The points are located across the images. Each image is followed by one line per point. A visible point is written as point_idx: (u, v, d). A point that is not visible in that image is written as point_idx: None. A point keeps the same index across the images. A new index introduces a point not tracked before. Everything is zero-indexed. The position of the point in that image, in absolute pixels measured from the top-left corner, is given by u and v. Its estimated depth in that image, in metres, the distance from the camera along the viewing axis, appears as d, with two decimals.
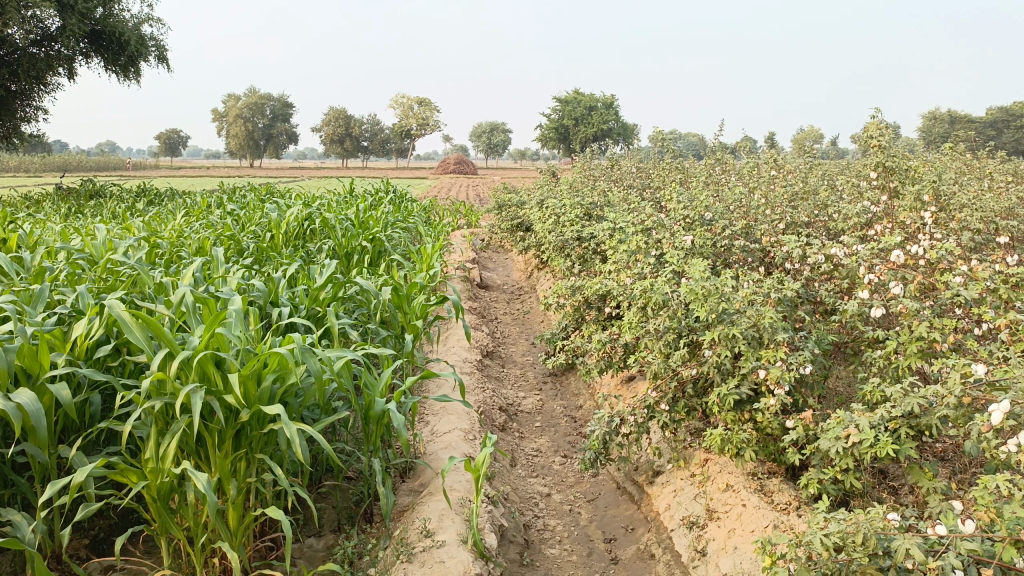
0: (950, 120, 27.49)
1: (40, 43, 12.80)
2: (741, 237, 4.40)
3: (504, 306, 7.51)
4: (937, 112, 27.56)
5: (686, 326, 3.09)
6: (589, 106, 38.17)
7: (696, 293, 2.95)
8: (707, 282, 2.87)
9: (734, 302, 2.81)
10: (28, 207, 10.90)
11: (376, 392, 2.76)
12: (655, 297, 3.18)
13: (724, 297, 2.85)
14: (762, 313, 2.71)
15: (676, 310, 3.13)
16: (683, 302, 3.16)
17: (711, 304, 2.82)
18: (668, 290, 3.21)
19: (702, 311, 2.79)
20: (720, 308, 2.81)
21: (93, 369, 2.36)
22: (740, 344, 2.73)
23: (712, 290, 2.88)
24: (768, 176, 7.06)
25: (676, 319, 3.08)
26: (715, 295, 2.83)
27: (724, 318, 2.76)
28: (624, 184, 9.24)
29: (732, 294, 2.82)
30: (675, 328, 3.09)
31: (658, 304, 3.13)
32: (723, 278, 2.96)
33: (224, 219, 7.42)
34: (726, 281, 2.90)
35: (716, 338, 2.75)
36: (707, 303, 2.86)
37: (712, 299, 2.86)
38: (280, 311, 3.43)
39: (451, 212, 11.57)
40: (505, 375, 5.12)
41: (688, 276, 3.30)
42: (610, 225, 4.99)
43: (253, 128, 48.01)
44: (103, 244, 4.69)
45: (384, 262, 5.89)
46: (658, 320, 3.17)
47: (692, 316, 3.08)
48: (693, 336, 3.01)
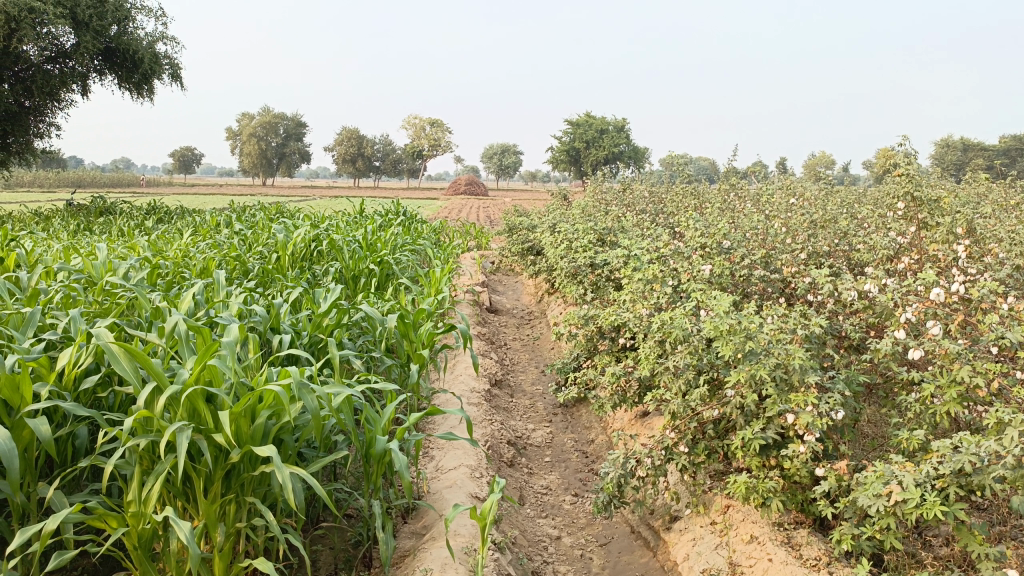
0: (962, 148, 27.38)
1: (55, 59, 12.81)
2: (760, 267, 4.24)
3: (513, 331, 7.36)
4: (951, 139, 27.39)
5: (707, 363, 2.93)
6: (601, 129, 38.27)
7: (720, 330, 2.79)
8: (731, 319, 2.71)
9: (760, 341, 2.65)
10: (35, 223, 10.85)
11: (379, 428, 2.59)
12: (675, 332, 3.02)
13: (749, 334, 2.68)
14: (791, 353, 2.55)
15: (697, 346, 2.96)
16: (705, 338, 3.00)
17: (736, 342, 2.66)
18: (689, 325, 3.05)
19: (726, 351, 2.63)
20: (745, 347, 2.65)
21: (76, 404, 2.21)
22: (766, 386, 2.57)
23: (736, 327, 2.72)
24: (785, 203, 6.91)
25: (696, 355, 2.91)
26: (740, 333, 2.67)
27: (750, 359, 2.61)
28: (636, 208, 9.09)
29: (758, 333, 2.66)
30: (695, 366, 2.93)
31: (678, 339, 2.97)
32: (747, 314, 2.80)
33: (230, 239, 7.31)
34: (752, 318, 2.73)
35: (741, 379, 2.59)
36: (732, 341, 2.69)
37: (737, 337, 2.69)
38: (281, 340, 3.28)
39: (460, 233, 11.45)
40: (513, 405, 4.95)
41: (710, 311, 3.14)
42: (625, 252, 4.84)
43: (266, 147, 48.32)
44: (103, 264, 4.57)
45: (392, 286, 5.75)
46: (677, 357, 3.01)
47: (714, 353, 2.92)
48: (716, 375, 2.84)
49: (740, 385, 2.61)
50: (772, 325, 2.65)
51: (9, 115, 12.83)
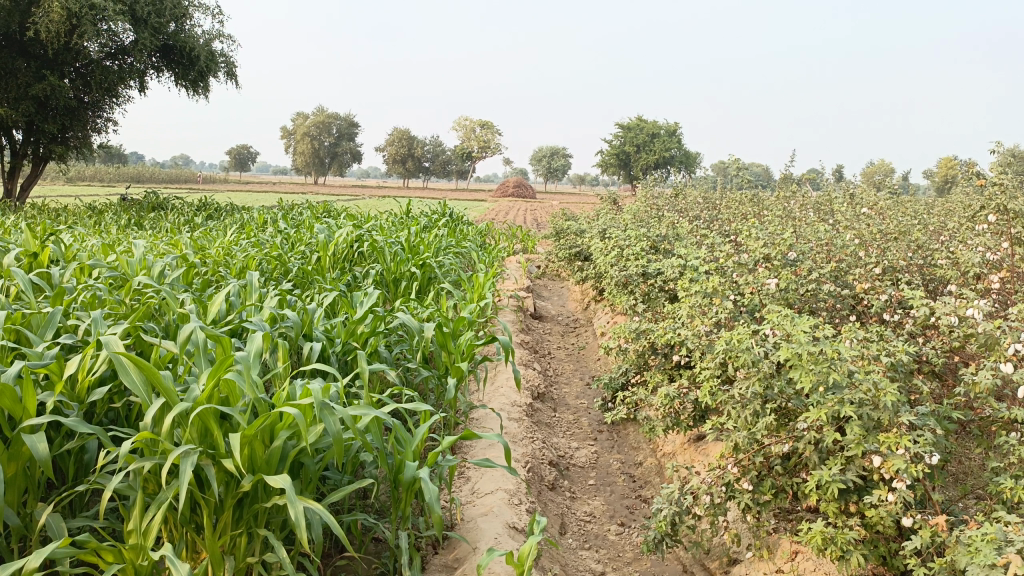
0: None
1: (115, 56, 12.97)
2: (829, 282, 3.90)
3: (558, 340, 7.08)
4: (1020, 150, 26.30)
5: (778, 392, 2.61)
6: (652, 133, 37.78)
7: (794, 356, 2.47)
8: (809, 345, 2.37)
9: (844, 372, 2.30)
10: (89, 217, 10.96)
11: (410, 451, 2.36)
12: (741, 355, 2.71)
13: (833, 364, 2.34)
14: (881, 387, 2.22)
15: (765, 372, 2.64)
16: (775, 364, 2.68)
17: (817, 373, 2.31)
18: (757, 347, 2.74)
19: (805, 383, 2.29)
20: (826, 378, 2.32)
21: (79, 419, 2.02)
22: (850, 422, 2.24)
23: (814, 354, 2.39)
24: (852, 212, 6.49)
25: (766, 383, 2.58)
26: (822, 363, 2.33)
27: (834, 393, 2.27)
28: (690, 215, 8.74)
29: (842, 362, 2.32)
30: (764, 395, 2.61)
31: (745, 365, 2.64)
32: (827, 339, 2.47)
33: (273, 238, 7.18)
34: (834, 344, 2.40)
35: (822, 415, 2.26)
36: (809, 369, 2.37)
37: (816, 365, 2.37)
38: (312, 348, 3.08)
39: (507, 236, 11.21)
40: (556, 421, 4.68)
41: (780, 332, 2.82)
42: (680, 262, 4.52)
43: (319, 145, 48.88)
44: (137, 262, 4.44)
45: (433, 291, 5.52)
46: (742, 384, 2.69)
47: (786, 381, 2.59)
48: (786, 406, 2.52)
49: (819, 421, 2.28)
50: (858, 353, 2.30)
51: (68, 110, 13.02)
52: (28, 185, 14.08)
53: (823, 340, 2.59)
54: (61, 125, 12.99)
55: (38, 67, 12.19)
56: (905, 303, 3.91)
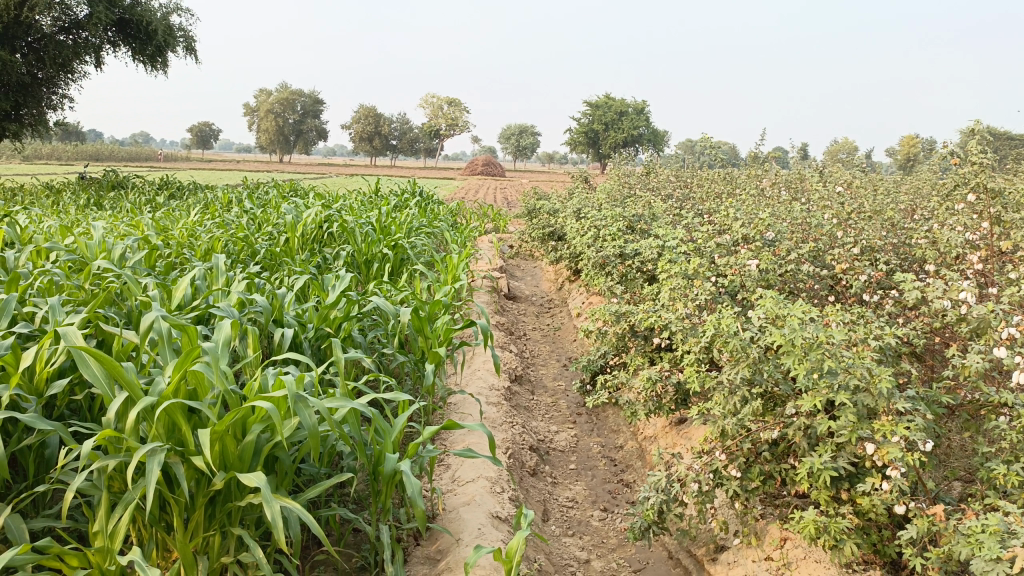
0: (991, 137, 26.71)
1: (69, 30, 12.52)
2: (810, 263, 3.86)
3: (532, 321, 7.00)
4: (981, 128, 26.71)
5: (767, 377, 2.55)
6: (620, 111, 37.71)
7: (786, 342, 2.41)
8: (802, 331, 2.31)
9: (838, 358, 2.24)
10: (45, 197, 10.59)
11: (391, 442, 2.27)
12: (729, 339, 2.65)
13: (829, 350, 2.27)
14: (876, 373, 2.17)
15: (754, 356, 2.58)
16: (764, 349, 2.62)
17: (813, 358, 2.23)
18: (745, 332, 2.67)
19: (799, 370, 2.22)
20: (820, 364, 2.26)
21: (37, 415, 1.89)
22: (844, 410, 2.19)
23: (807, 340, 2.33)
24: (826, 190, 6.47)
25: (756, 369, 2.52)
26: (818, 349, 2.26)
27: (829, 380, 2.20)
28: (663, 193, 8.68)
29: (836, 348, 2.25)
30: (753, 381, 2.54)
31: (734, 350, 2.57)
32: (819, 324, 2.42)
33: (239, 219, 6.98)
34: (827, 329, 2.35)
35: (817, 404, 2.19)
36: (802, 355, 2.31)
37: (809, 351, 2.31)
38: (284, 335, 2.96)
39: (478, 215, 11.07)
40: (534, 404, 4.61)
41: (767, 316, 2.76)
42: (659, 243, 4.45)
43: (283, 123, 47.99)
44: (95, 245, 4.25)
45: (406, 272, 5.39)
46: (729, 368, 2.63)
47: (776, 365, 2.53)
48: (776, 391, 2.47)
49: (814, 408, 2.22)
50: (852, 339, 2.25)
51: (21, 87, 12.55)
52: None
53: (813, 324, 2.53)
54: (14, 102, 12.52)
55: None
56: (885, 283, 3.89)
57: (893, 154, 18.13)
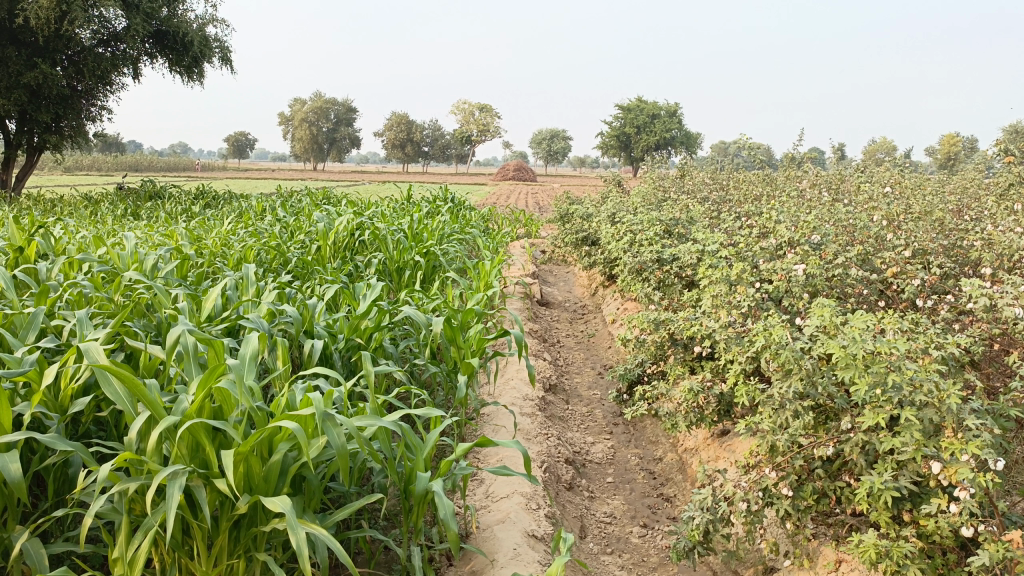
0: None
1: (107, 42, 12.73)
2: (857, 266, 3.69)
3: (566, 327, 6.87)
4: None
5: (821, 390, 2.41)
6: (652, 114, 37.43)
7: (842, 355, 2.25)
8: (862, 343, 2.16)
9: (902, 372, 2.09)
10: (84, 207, 10.74)
11: (422, 459, 2.18)
12: (778, 350, 2.51)
13: (892, 363, 2.13)
14: (944, 388, 2.02)
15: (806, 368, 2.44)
16: (816, 360, 2.47)
17: (875, 373, 2.10)
18: (795, 342, 2.53)
19: (859, 384, 2.09)
20: (882, 378, 2.11)
21: (57, 434, 1.83)
22: (908, 426, 2.04)
23: (869, 354, 2.18)
24: (870, 192, 6.26)
25: (809, 382, 2.38)
26: (881, 362, 2.12)
27: (892, 396, 2.06)
28: (698, 196, 8.50)
29: (899, 361, 2.11)
30: (806, 394, 2.40)
31: (785, 361, 2.43)
32: (877, 335, 2.27)
33: (272, 227, 6.97)
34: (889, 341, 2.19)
35: (879, 420, 2.05)
36: (862, 369, 2.16)
37: (869, 364, 2.16)
38: (314, 346, 2.89)
39: (510, 221, 10.97)
40: (569, 414, 4.48)
41: (818, 325, 2.61)
42: (698, 247, 4.31)
43: (317, 131, 48.46)
44: (127, 256, 4.24)
45: (438, 280, 5.30)
46: (779, 381, 2.48)
47: (831, 378, 2.39)
48: (831, 406, 2.33)
49: (876, 424, 2.08)
50: (916, 351, 2.10)
51: (61, 99, 12.77)
52: (23, 176, 13.83)
53: (870, 334, 2.38)
54: (55, 114, 12.74)
55: (29, 55, 11.92)
56: (938, 288, 3.71)
57: (932, 152, 17.72)
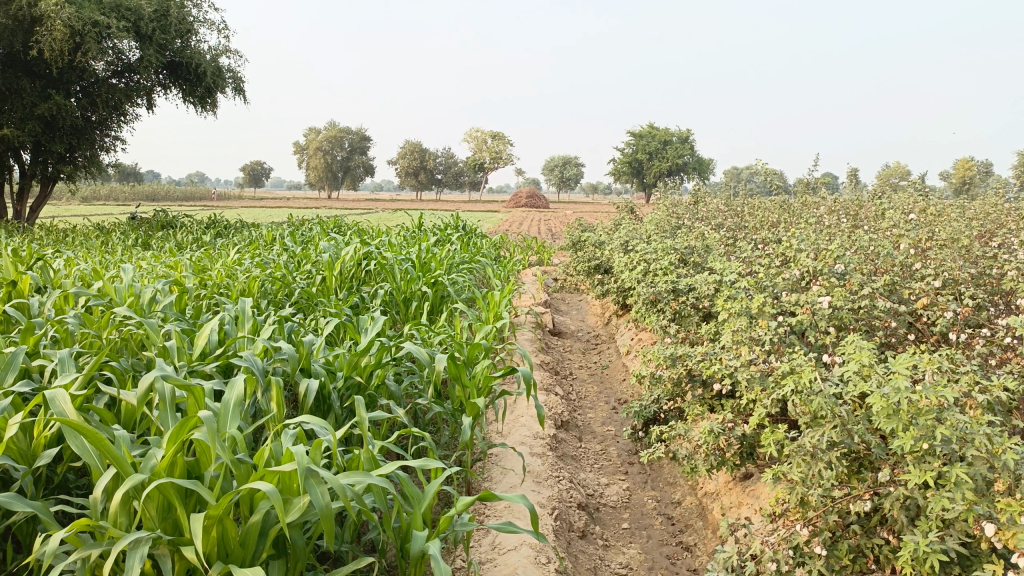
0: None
1: (121, 74, 12.81)
2: (885, 298, 3.49)
3: (579, 359, 6.68)
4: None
5: (856, 439, 2.21)
6: (664, 141, 37.42)
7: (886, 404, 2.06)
8: (908, 392, 1.98)
9: (952, 424, 1.90)
10: (94, 238, 10.68)
11: (420, 513, 2.01)
12: (809, 394, 2.31)
13: (938, 415, 1.94)
14: (1002, 444, 1.83)
15: (839, 414, 2.25)
16: (850, 405, 2.27)
17: (921, 424, 1.91)
18: (827, 385, 2.34)
19: (903, 437, 1.90)
20: (930, 432, 1.92)
21: (15, 493, 1.67)
22: (960, 485, 1.84)
23: (916, 405, 1.98)
24: (893, 218, 6.05)
25: (843, 431, 2.19)
26: (926, 414, 1.93)
27: (940, 451, 1.86)
28: (714, 223, 8.32)
29: (948, 413, 1.92)
30: (840, 443, 2.20)
31: (817, 408, 2.24)
32: (921, 381, 2.08)
33: (278, 257, 6.83)
34: (934, 389, 2.00)
35: (927, 480, 1.86)
36: (909, 420, 1.96)
37: (916, 415, 1.97)
38: (310, 385, 2.72)
39: (522, 248, 10.81)
40: (582, 453, 4.28)
41: (851, 367, 2.41)
42: (715, 278, 4.12)
43: (331, 160, 48.75)
44: (122, 290, 4.10)
45: (445, 311, 5.13)
46: (811, 429, 2.29)
47: (867, 426, 2.20)
48: (868, 458, 2.13)
49: (923, 483, 1.89)
50: (966, 401, 1.91)
51: (75, 130, 12.79)
52: (36, 206, 13.82)
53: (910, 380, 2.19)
54: (68, 145, 12.75)
55: (43, 86, 11.98)
56: (972, 321, 3.51)
57: (948, 177, 17.48)
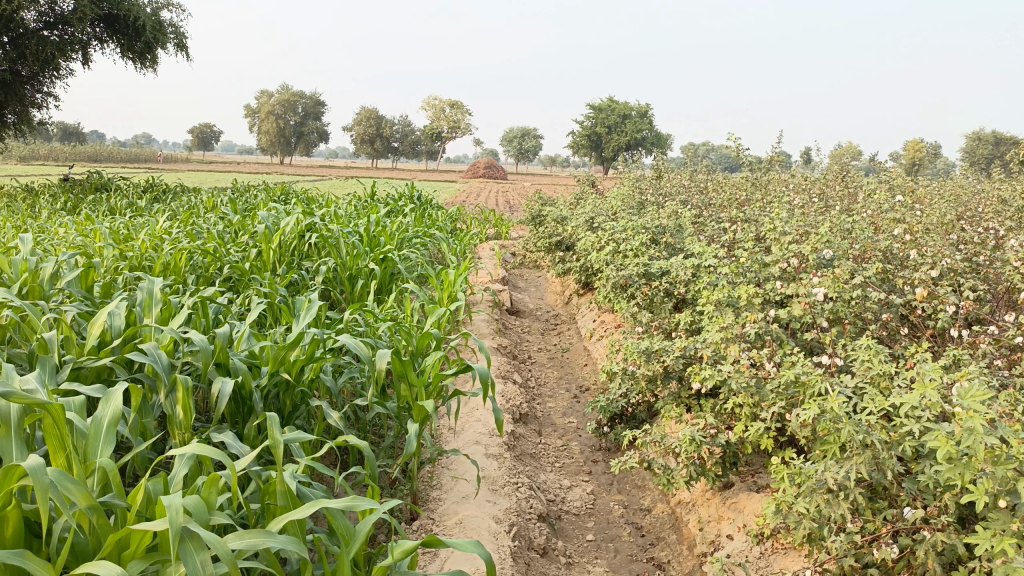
0: (997, 141, 26.24)
1: (53, 25, 11.88)
2: (878, 287, 3.16)
3: (537, 340, 6.29)
4: (985, 136, 26.38)
5: (885, 473, 1.87)
6: (624, 114, 37.07)
7: (951, 443, 1.69)
8: (983, 433, 1.61)
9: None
10: (20, 201, 9.86)
11: (348, 559, 1.61)
12: (830, 416, 1.94)
13: (1019, 463, 1.60)
14: None
15: (868, 443, 1.89)
16: (881, 431, 1.90)
17: (1002, 474, 1.56)
18: (850, 406, 1.97)
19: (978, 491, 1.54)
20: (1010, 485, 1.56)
21: None
22: None
23: (994, 451, 1.62)
24: (869, 200, 5.76)
25: (873, 463, 1.83)
26: (1006, 461, 1.58)
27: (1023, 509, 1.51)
28: (680, 199, 7.97)
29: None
30: (867, 477, 1.87)
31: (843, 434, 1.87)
32: (989, 417, 1.72)
33: (213, 226, 6.26)
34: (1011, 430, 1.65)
35: (1002, 546, 1.51)
36: (983, 469, 1.60)
37: (992, 463, 1.61)
38: (225, 388, 2.26)
39: (479, 221, 10.32)
40: (541, 449, 3.89)
41: (873, 385, 2.05)
42: (693, 263, 3.75)
43: (284, 125, 47.21)
44: (17, 264, 3.52)
45: (394, 291, 4.67)
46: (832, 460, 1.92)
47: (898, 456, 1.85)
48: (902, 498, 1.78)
49: (992, 547, 1.54)
50: None
51: (2, 84, 11.78)
52: None
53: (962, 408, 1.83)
54: None
55: None
56: (973, 315, 3.20)
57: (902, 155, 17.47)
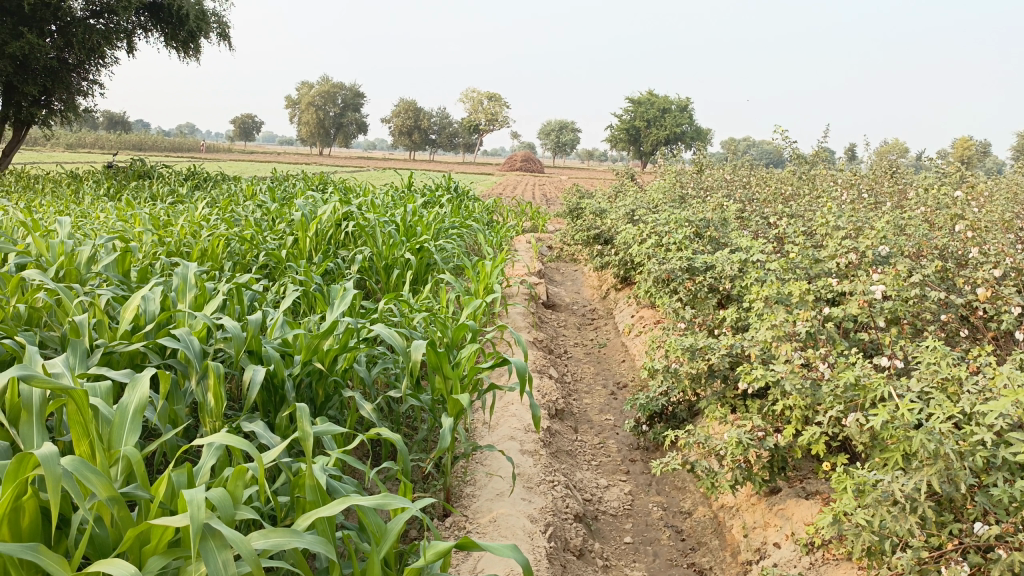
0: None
1: (100, 14, 12.04)
2: (938, 287, 2.99)
3: (573, 335, 6.19)
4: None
5: (956, 486, 1.73)
6: (664, 108, 36.62)
7: None
8: None
9: None
10: (64, 187, 10.00)
11: (379, 560, 1.53)
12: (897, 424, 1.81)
13: None
14: None
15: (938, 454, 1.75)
16: (952, 440, 1.76)
17: None
18: (919, 414, 1.83)
19: None
20: None
21: None
22: None
23: None
24: (922, 196, 5.53)
25: (944, 476, 1.70)
26: None
27: None
28: (723, 194, 7.78)
29: None
30: (937, 490, 1.73)
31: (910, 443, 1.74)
32: None
33: (251, 214, 6.24)
34: None
35: None
36: None
37: None
38: (256, 377, 2.20)
39: (516, 213, 10.23)
40: (577, 447, 3.79)
41: (944, 392, 1.91)
42: (739, 258, 3.61)
43: (324, 116, 47.57)
44: (54, 248, 3.50)
45: (430, 281, 4.60)
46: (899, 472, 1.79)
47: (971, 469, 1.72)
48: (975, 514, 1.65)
49: None
50: None
51: (49, 72, 11.96)
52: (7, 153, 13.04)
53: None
54: (43, 88, 11.96)
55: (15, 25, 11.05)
56: None
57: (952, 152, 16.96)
